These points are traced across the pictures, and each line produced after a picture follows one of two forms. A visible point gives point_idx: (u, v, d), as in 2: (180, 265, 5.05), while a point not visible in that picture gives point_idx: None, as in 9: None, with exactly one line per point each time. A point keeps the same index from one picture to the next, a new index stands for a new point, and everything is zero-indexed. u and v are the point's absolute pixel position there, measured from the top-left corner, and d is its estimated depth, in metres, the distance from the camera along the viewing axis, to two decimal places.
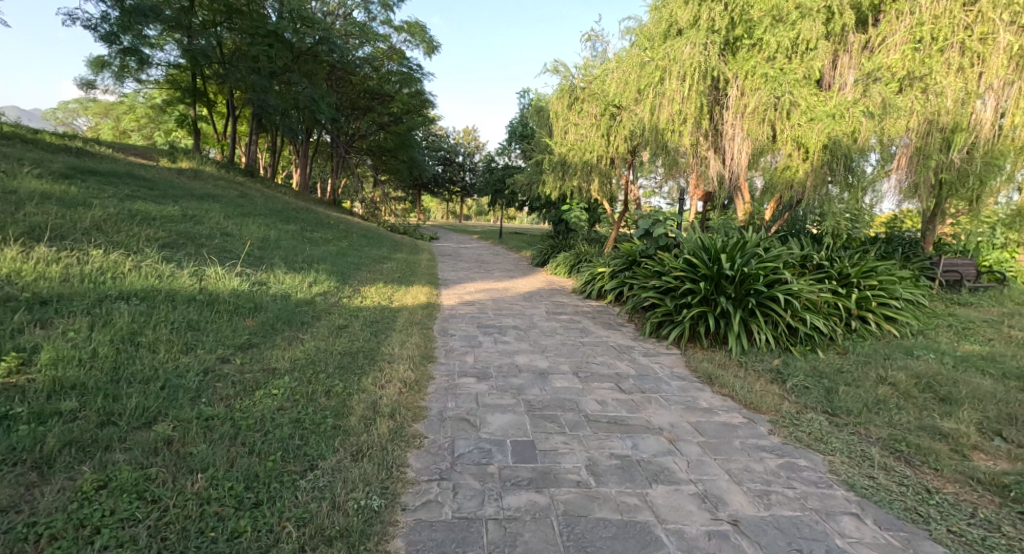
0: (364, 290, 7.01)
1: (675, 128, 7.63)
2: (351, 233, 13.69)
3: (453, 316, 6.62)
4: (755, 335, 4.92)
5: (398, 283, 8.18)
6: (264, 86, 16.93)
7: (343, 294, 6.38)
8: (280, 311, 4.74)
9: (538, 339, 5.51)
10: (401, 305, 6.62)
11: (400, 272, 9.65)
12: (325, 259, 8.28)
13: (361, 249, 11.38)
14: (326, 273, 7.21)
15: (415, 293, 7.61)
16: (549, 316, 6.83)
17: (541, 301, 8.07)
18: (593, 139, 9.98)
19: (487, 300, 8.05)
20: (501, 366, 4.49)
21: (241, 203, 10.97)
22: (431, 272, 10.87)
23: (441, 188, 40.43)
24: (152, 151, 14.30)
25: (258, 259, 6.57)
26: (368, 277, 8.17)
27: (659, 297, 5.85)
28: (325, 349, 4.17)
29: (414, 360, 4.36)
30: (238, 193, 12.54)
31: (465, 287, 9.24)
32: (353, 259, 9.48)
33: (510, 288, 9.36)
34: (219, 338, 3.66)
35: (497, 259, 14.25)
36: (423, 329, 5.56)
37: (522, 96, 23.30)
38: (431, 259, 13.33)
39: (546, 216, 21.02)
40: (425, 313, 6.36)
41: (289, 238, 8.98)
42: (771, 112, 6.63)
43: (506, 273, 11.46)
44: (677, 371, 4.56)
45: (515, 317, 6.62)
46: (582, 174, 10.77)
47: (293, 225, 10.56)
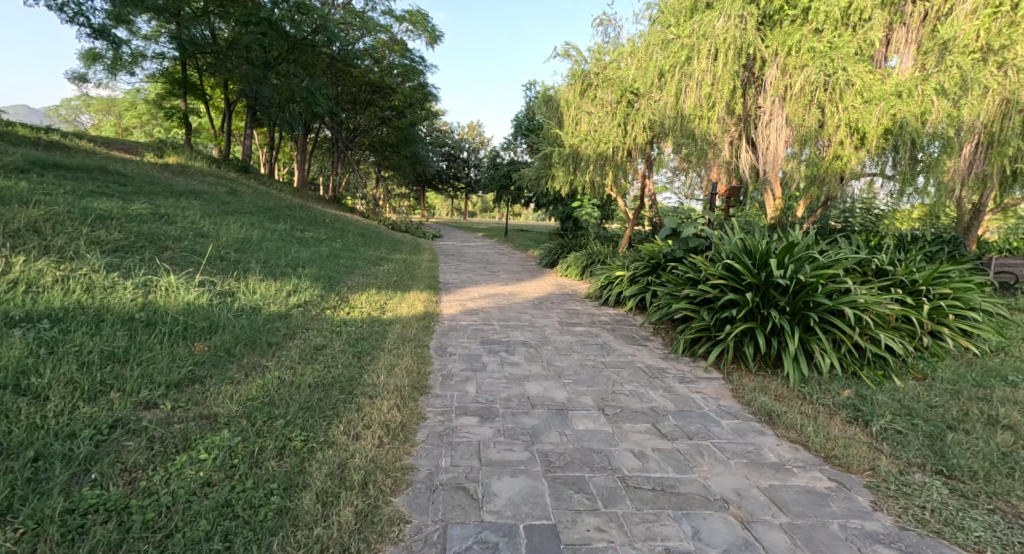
0: (353, 298, 6.21)
1: (703, 114, 6.85)
2: (348, 232, 12.91)
3: (454, 329, 5.82)
4: (815, 358, 4.07)
5: (394, 289, 7.38)
6: (259, 77, 16.21)
7: (327, 304, 5.58)
8: (241, 329, 3.92)
9: (551, 360, 4.70)
10: (394, 316, 5.83)
11: (398, 276, 8.86)
12: (314, 262, 7.50)
13: (357, 249, 10.59)
14: (311, 278, 6.42)
15: (411, 301, 6.82)
16: (563, 328, 6.01)
17: (552, 308, 7.25)
18: (609, 129, 9.13)
19: (493, 308, 7.23)
20: (510, 400, 3.68)
21: (228, 201, 10.19)
22: (432, 274, 10.07)
23: (445, 184, 39.63)
24: (139, 145, 13.56)
25: (232, 264, 5.79)
26: (361, 282, 7.39)
27: (694, 309, 5.01)
28: (290, 381, 3.36)
29: (402, 393, 3.56)
30: (227, 190, 11.79)
31: (468, 292, 8.44)
32: (346, 261, 8.68)
33: (517, 292, 8.54)
34: (144, 373, 2.84)
35: (503, 259, 13.45)
36: (417, 347, 4.76)
37: (528, 88, 22.45)
38: (432, 260, 12.52)
39: (554, 213, 20.19)
40: (421, 326, 5.57)
41: (275, 239, 8.20)
42: (820, 93, 5.76)
43: (514, 276, 10.66)
44: (725, 404, 3.73)
45: (524, 330, 5.81)
46: (594, 168, 9.94)
47: (283, 224, 9.79)
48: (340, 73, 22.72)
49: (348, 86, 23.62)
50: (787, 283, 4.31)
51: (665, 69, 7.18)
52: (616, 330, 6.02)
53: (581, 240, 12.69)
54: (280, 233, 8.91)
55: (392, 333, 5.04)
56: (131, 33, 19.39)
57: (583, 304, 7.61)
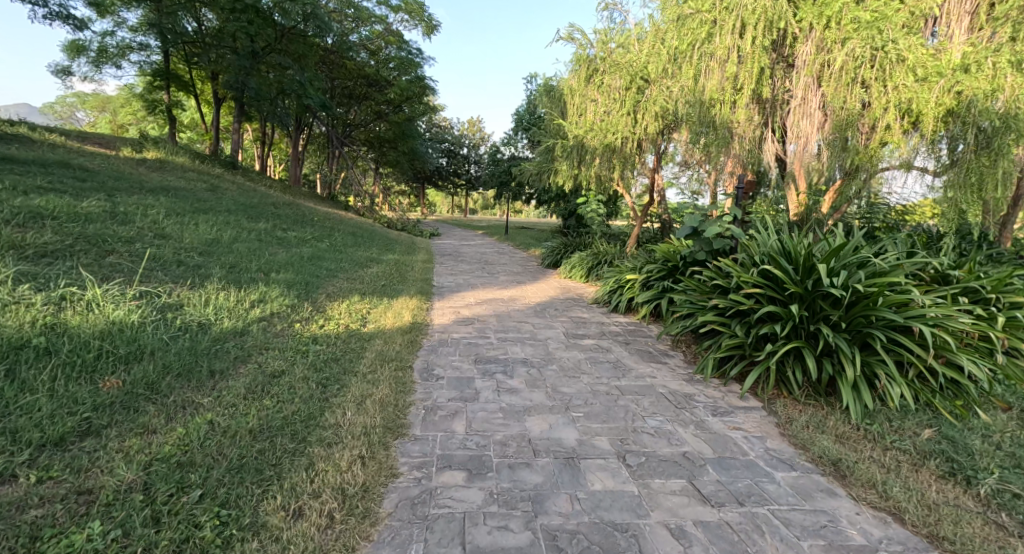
0: (331, 308, 5.48)
1: (726, 98, 6.15)
2: (338, 231, 12.20)
3: (445, 343, 5.09)
4: (881, 387, 3.32)
5: (381, 295, 6.66)
6: (245, 67, 15.51)
7: (298, 317, 4.85)
8: (175, 353, 3.20)
9: (556, 385, 3.96)
10: (375, 329, 5.09)
11: (387, 279, 8.14)
12: (292, 266, 6.78)
13: (345, 250, 9.90)
14: (284, 285, 5.70)
15: (398, 309, 6.09)
16: (570, 342, 5.27)
17: (555, 317, 6.53)
18: (617, 118, 8.39)
19: (490, 316, 6.50)
20: (507, 445, 2.94)
21: (206, 199, 9.51)
22: (426, 276, 9.37)
23: (445, 180, 38.92)
24: (117, 140, 12.88)
25: (189, 271, 5.08)
26: (343, 287, 6.66)
27: (724, 322, 4.26)
28: (222, 426, 2.62)
29: (370, 439, 2.82)
30: (208, 187, 11.09)
31: (464, 297, 7.73)
32: (329, 264, 7.97)
33: (517, 297, 7.82)
34: (10, 428, 2.20)
35: (503, 260, 12.73)
36: (398, 371, 4.03)
37: (529, 81, 21.76)
38: (428, 260, 11.79)
39: (556, 210, 19.53)
40: (407, 342, 4.84)
41: (252, 240, 7.50)
42: (865, 69, 4.99)
43: (514, 278, 9.93)
44: (775, 448, 2.99)
45: (525, 345, 5.07)
46: (602, 161, 9.20)
47: (263, 223, 9.07)
48: (333, 65, 22.00)
49: (342, 79, 22.89)
50: (842, 294, 3.54)
51: (683, 50, 6.50)
52: (629, 344, 5.28)
53: (586, 239, 11.97)
54: (258, 234, 8.19)
55: (369, 353, 4.30)
56: (116, 25, 18.75)
57: (590, 311, 6.87)
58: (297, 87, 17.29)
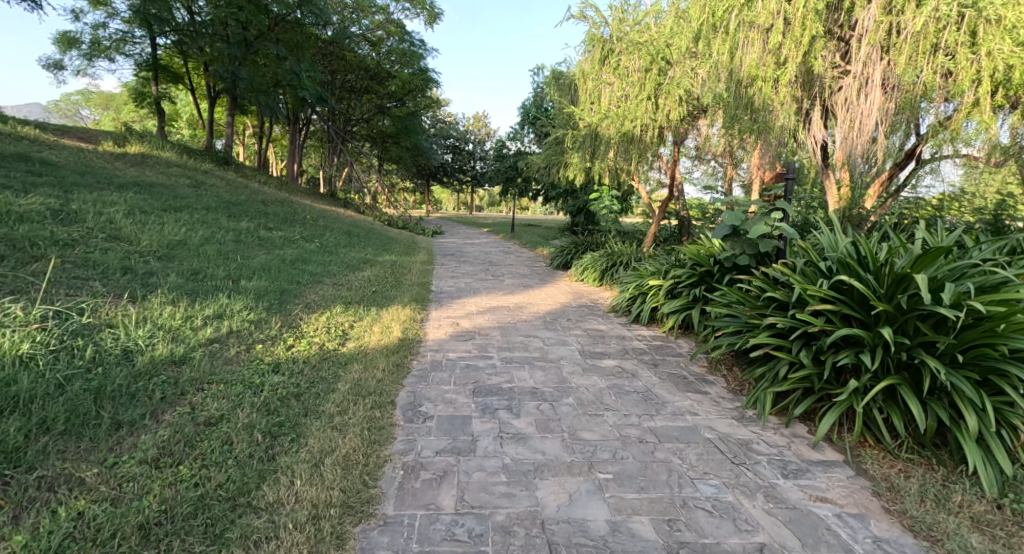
0: (305, 323, 4.68)
1: (767, 74, 5.31)
2: (334, 230, 11.44)
3: (438, 367, 4.27)
4: (1013, 446, 2.49)
5: (369, 305, 5.87)
6: (236, 56, 14.85)
7: (261, 335, 4.05)
8: (66, 398, 2.41)
9: (574, 428, 3.14)
10: (355, 350, 4.28)
11: (380, 285, 7.33)
12: (268, 271, 6.00)
13: (336, 251, 9.11)
14: (252, 295, 4.91)
15: (385, 323, 5.28)
16: (587, 364, 4.44)
17: (569, 329, 5.70)
18: (635, 104, 7.55)
19: (493, 328, 5.68)
20: (512, 534, 2.13)
21: (186, 196, 8.77)
22: (424, 280, 8.57)
23: (451, 177, 38.12)
24: (100, 134, 12.20)
25: (134, 280, 4.30)
26: (326, 297, 5.86)
27: (784, 345, 3.42)
28: (94, 523, 1.85)
29: (319, 530, 2.02)
30: (192, 182, 10.36)
31: (465, 305, 6.92)
32: (315, 268, 7.18)
33: (524, 305, 7.00)
34: None
35: (509, 260, 11.91)
36: (375, 410, 3.21)
37: (536, 72, 20.97)
38: (427, 261, 10.98)
39: (565, 205, 18.73)
40: (392, 367, 4.03)
41: (227, 241, 6.72)
42: (951, 31, 4.10)
43: (521, 281, 9.10)
44: (887, 538, 2.15)
45: (534, 368, 4.25)
46: (618, 151, 8.35)
47: (246, 222, 8.31)
48: (332, 57, 21.28)
49: (342, 72, 22.16)
50: (956, 315, 2.68)
51: (714, 21, 5.65)
52: (658, 367, 4.43)
53: (598, 238, 11.14)
54: (236, 234, 7.42)
55: (341, 385, 3.49)
56: (107, 16, 18.12)
57: (607, 322, 6.03)
58: (291, 78, 16.58)
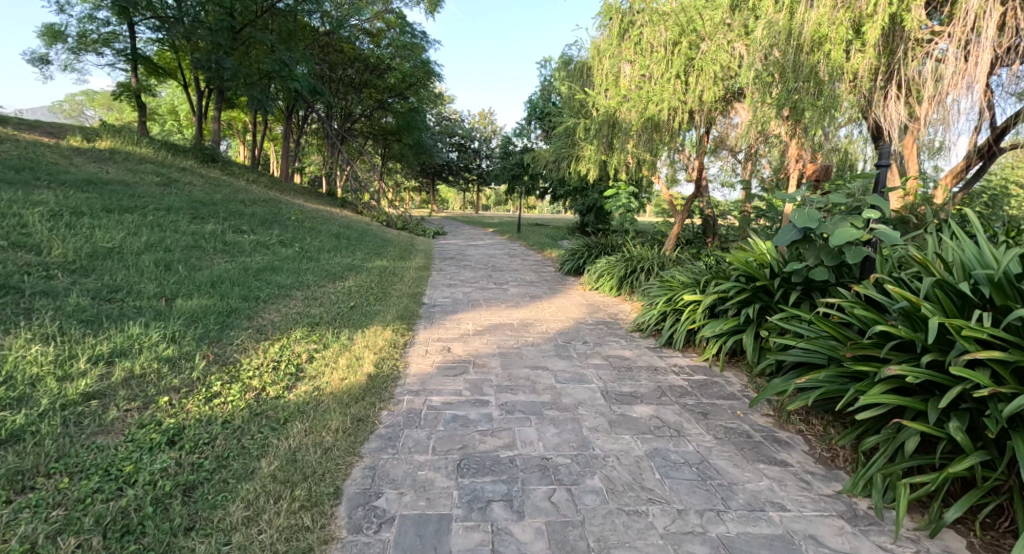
0: (245, 358, 3.62)
1: (839, 40, 4.26)
2: (322, 233, 10.41)
3: (415, 421, 3.18)
4: None
5: (340, 328, 4.81)
6: (220, 44, 14.01)
7: (173, 379, 3.01)
8: None
9: (607, 545, 2.07)
10: (303, 399, 3.21)
11: (361, 298, 6.27)
12: (219, 285, 4.97)
13: (318, 257, 8.07)
14: (184, 320, 3.86)
15: (355, 353, 4.21)
16: (615, 416, 3.35)
17: (586, 357, 4.62)
18: (659, 83, 6.44)
19: (494, 356, 4.60)
20: None
21: (147, 194, 7.77)
22: (417, 290, 7.52)
23: (455, 175, 37.06)
24: (71, 128, 11.29)
25: (14, 304, 3.26)
26: (287, 319, 4.81)
27: (914, 408, 2.35)
28: None
29: None
30: (162, 180, 9.38)
31: (461, 322, 5.85)
32: (284, 278, 6.13)
33: (531, 322, 5.91)
34: None
35: (514, 265, 10.82)
36: (304, 513, 2.13)
37: (543, 64, 20.00)
38: (423, 266, 9.91)
39: (575, 204, 17.69)
40: (350, 426, 2.95)
41: (178, 247, 5.70)
42: None
43: (527, 290, 8.02)
44: None
45: (544, 424, 3.17)
46: (639, 140, 7.26)
47: (212, 224, 7.28)
48: (329, 48, 20.38)
49: (340, 65, 21.24)
50: None
51: None
52: (710, 419, 3.32)
53: (613, 241, 10.05)
54: (194, 239, 6.40)
55: (266, 464, 2.42)
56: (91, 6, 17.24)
57: (633, 348, 4.92)
58: (280, 67, 15.60)
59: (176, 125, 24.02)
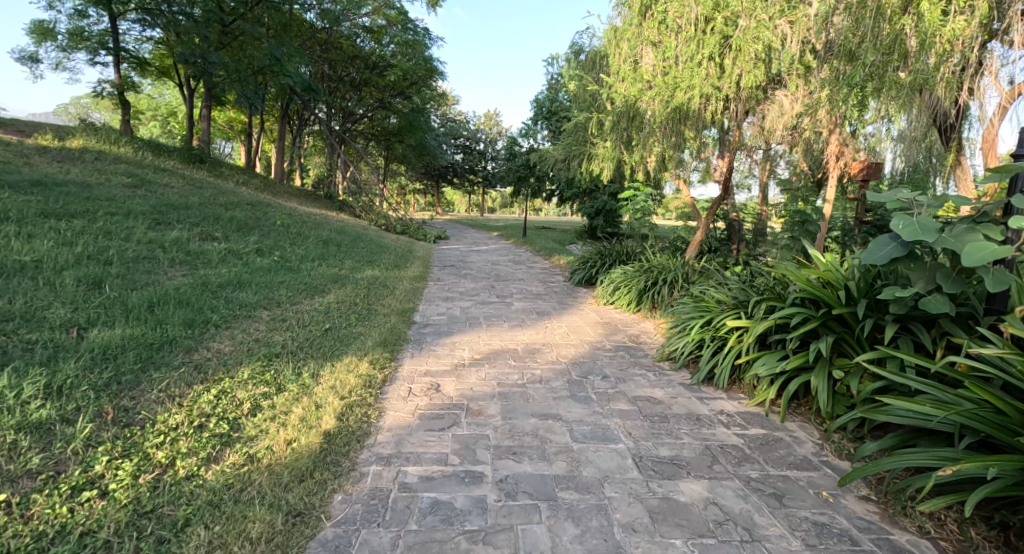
0: (160, 413, 2.77)
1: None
2: (310, 239, 9.56)
3: (378, 514, 2.28)
4: None
5: (304, 362, 3.92)
6: (205, 37, 13.26)
7: (33, 455, 2.19)
8: None
9: None
10: (223, 480, 2.31)
11: (341, 319, 5.38)
12: (159, 306, 4.10)
13: (299, 268, 7.20)
14: (87, 360, 2.99)
15: (315, 400, 3.31)
16: (656, 501, 2.44)
17: (609, 400, 3.71)
18: (685, 68, 5.55)
19: (494, 399, 3.70)
20: None
21: (108, 197, 6.95)
22: (410, 305, 6.65)
23: (460, 178, 36.27)
24: (43, 126, 10.57)
25: None
26: (241, 351, 3.93)
27: None
28: None
29: None
30: (133, 182, 8.58)
31: (455, 348, 4.95)
32: (249, 295, 5.25)
33: (539, 349, 5.01)
34: None
35: (519, 273, 9.93)
36: None
37: (550, 62, 19.18)
38: (420, 276, 9.02)
39: (584, 207, 16.81)
40: (278, 531, 2.07)
41: (123, 259, 4.86)
42: None
43: (534, 305, 7.12)
44: None
45: (558, 519, 2.28)
46: (662, 135, 6.35)
47: (175, 232, 6.45)
48: (326, 45, 19.67)
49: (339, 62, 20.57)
50: None
51: None
52: (790, 509, 2.39)
53: (629, 247, 9.16)
54: (149, 250, 5.56)
55: None
56: None
57: (665, 387, 4.00)
58: (272, 63, 14.82)
59: (172, 125, 23.33)
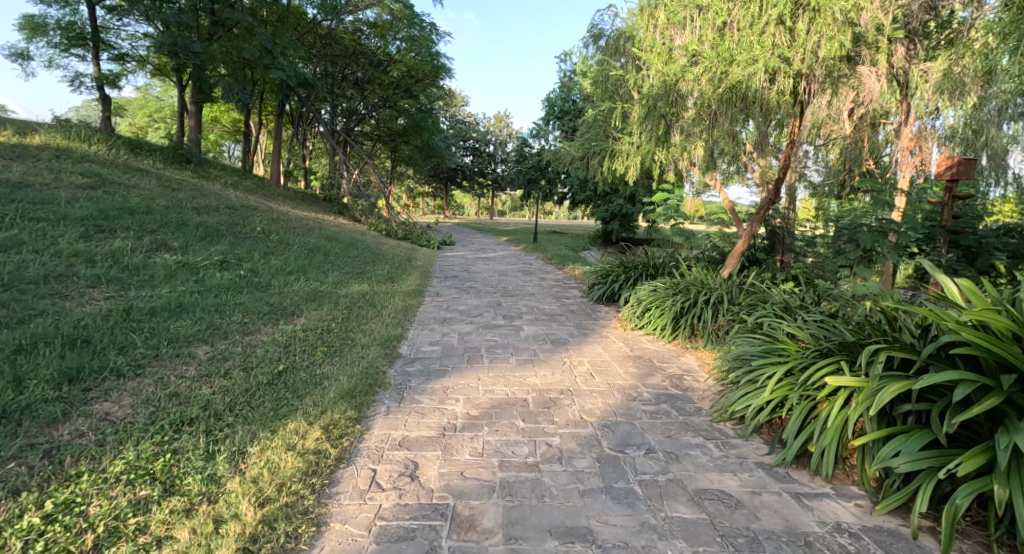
0: None
1: None
2: (293, 247, 8.51)
3: None
4: None
5: (222, 434, 2.76)
6: (189, 26, 12.30)
7: None
8: None
9: None
10: None
11: (304, 357, 4.24)
12: (30, 354, 3.02)
13: (268, 285, 6.12)
14: None
15: (216, 513, 2.16)
16: None
17: (664, 500, 2.55)
18: (738, 38, 4.36)
19: (494, 497, 2.55)
20: None
21: (44, 198, 5.95)
22: (398, 331, 5.53)
23: (469, 180, 35.22)
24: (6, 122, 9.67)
25: None
26: (135, 416, 2.77)
27: None
28: None
29: None
30: (90, 182, 7.59)
31: (445, 399, 3.80)
32: (187, 326, 4.16)
33: (555, 399, 3.85)
34: None
35: (530, 287, 8.80)
36: None
37: (564, 59, 18.17)
38: (417, 290, 7.92)
39: (599, 212, 15.67)
40: None
41: (16, 284, 3.81)
42: None
43: (547, 330, 5.96)
44: None
45: None
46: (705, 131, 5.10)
47: (115, 243, 5.40)
48: (327, 40, 18.77)
49: (342, 60, 19.70)
50: None
51: None
52: None
53: (656, 259, 7.99)
54: (67, 265, 4.47)
55: None
56: None
57: (738, 471, 2.81)
58: (264, 56, 13.83)
59: (169, 125, 22.48)
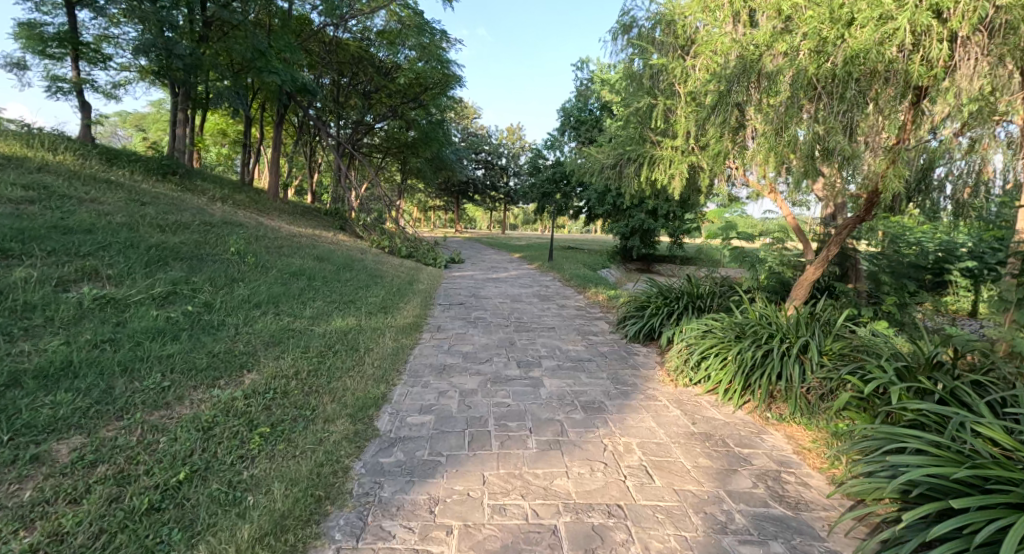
0: None
1: None
2: (272, 271, 7.26)
3: None
4: None
5: None
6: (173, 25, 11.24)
7: None
8: None
9: None
10: None
11: (228, 448, 2.91)
12: None
13: (221, 325, 4.83)
14: None
15: None
16: None
17: None
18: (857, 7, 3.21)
19: None
20: None
21: None
22: (380, 390, 4.18)
23: (481, 194, 34.17)
24: None
25: None
26: None
27: None
28: None
29: None
30: (32, 195, 6.47)
31: (427, 534, 2.43)
32: (67, 404, 2.90)
33: (600, 532, 2.49)
34: None
35: (548, 318, 7.44)
36: None
37: (581, 66, 16.98)
38: (414, 324, 6.60)
39: (621, 228, 14.31)
40: None
41: None
42: None
43: (574, 385, 4.59)
44: None
45: None
46: (788, 154, 3.66)
47: (18, 273, 4.20)
48: (330, 47, 17.76)
49: (347, 68, 18.69)
50: None
51: None
52: None
53: (703, 286, 6.61)
54: None
55: None
56: None
57: None
58: (256, 58, 12.72)
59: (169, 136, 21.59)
